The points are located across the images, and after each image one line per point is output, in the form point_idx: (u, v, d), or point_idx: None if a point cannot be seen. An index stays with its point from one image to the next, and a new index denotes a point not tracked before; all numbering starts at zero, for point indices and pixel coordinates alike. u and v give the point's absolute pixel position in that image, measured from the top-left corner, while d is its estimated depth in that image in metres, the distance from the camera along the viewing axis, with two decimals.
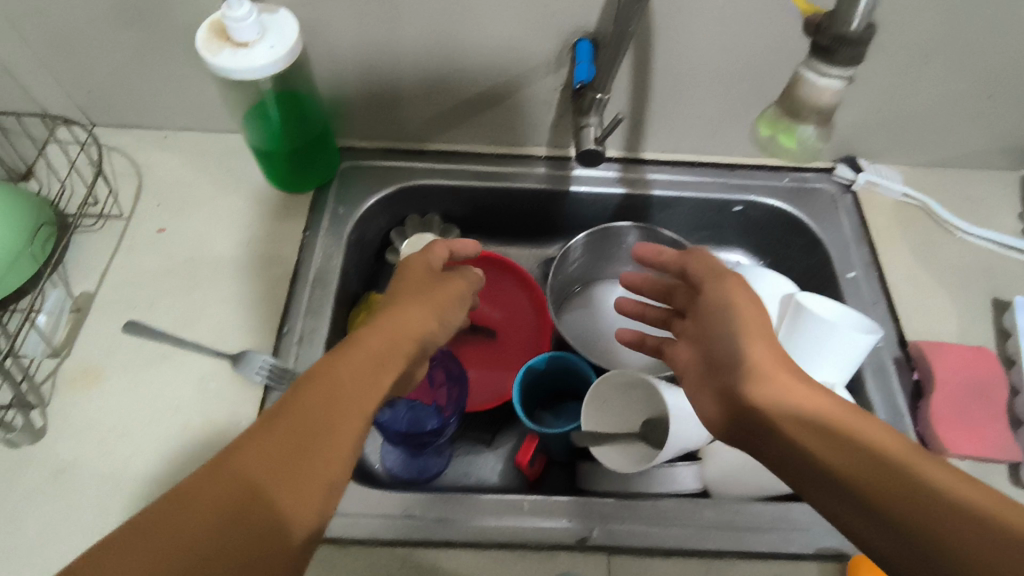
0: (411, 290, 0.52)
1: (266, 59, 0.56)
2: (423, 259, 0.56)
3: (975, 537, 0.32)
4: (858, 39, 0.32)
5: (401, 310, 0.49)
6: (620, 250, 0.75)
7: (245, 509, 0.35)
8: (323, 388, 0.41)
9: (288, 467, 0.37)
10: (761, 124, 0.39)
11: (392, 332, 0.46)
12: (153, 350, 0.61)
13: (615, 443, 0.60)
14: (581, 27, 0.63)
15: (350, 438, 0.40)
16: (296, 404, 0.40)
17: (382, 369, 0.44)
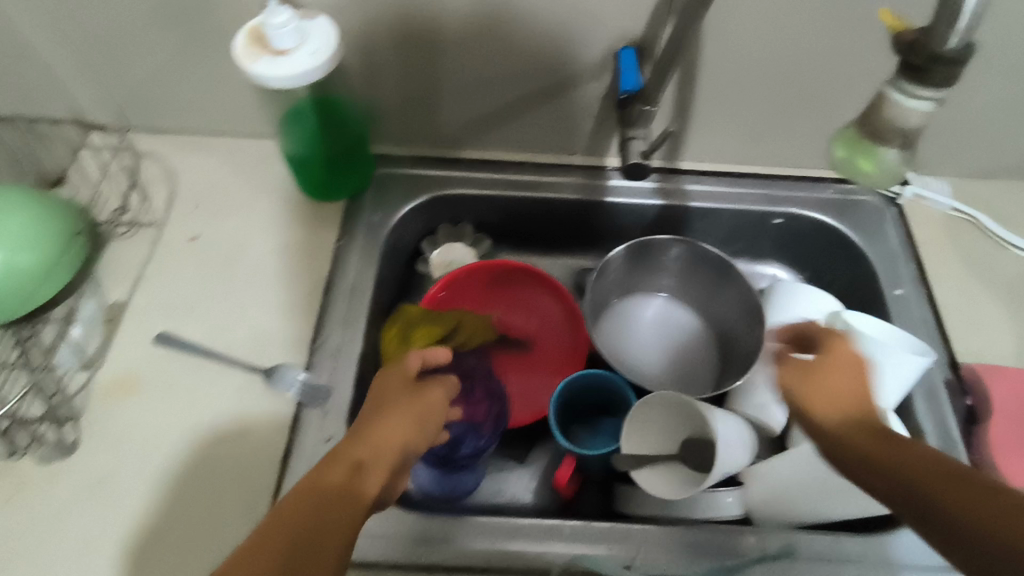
0: (391, 401, 0.49)
1: (305, 66, 0.54)
2: (399, 368, 0.52)
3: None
4: (954, 54, 0.30)
5: (382, 417, 0.47)
6: (660, 263, 0.73)
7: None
8: (313, 488, 0.41)
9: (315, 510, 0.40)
10: (838, 143, 0.36)
11: (374, 445, 0.45)
12: (185, 362, 0.59)
13: (653, 466, 0.58)
14: (626, 32, 0.62)
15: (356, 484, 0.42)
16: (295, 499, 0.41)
17: (373, 472, 0.44)
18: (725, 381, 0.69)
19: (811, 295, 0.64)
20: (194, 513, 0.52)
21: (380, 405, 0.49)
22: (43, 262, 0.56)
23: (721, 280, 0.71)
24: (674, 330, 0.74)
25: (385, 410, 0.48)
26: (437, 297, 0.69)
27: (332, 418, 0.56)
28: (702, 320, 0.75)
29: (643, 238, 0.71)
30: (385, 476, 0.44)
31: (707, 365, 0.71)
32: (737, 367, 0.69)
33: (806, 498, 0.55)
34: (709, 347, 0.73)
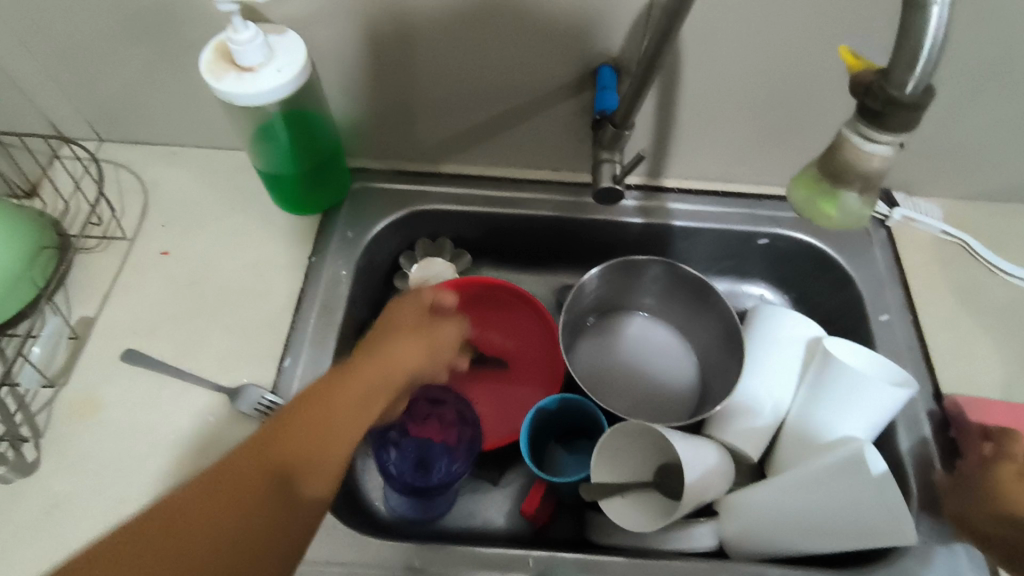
0: (406, 332, 0.51)
1: (271, 83, 0.54)
2: (416, 300, 0.55)
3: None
4: (906, 104, 0.29)
5: (394, 348, 0.49)
6: (640, 282, 0.71)
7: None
8: (290, 440, 0.41)
9: (308, 446, 0.42)
10: (799, 182, 0.35)
11: (388, 364, 0.48)
12: (151, 380, 0.59)
13: (625, 495, 0.56)
14: (603, 51, 0.60)
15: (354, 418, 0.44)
16: (262, 455, 0.41)
17: (370, 405, 0.46)
18: (704, 405, 0.68)
19: (791, 320, 0.63)
20: None
21: (395, 334, 0.51)
22: (3, 279, 0.56)
23: (700, 302, 0.69)
24: (654, 349, 0.73)
25: (398, 339, 0.50)
26: None
27: None
28: (684, 341, 0.73)
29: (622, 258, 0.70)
30: (390, 394, 0.48)
31: (687, 386, 0.70)
32: (716, 392, 0.67)
33: (782, 530, 0.54)
34: (689, 370, 0.71)
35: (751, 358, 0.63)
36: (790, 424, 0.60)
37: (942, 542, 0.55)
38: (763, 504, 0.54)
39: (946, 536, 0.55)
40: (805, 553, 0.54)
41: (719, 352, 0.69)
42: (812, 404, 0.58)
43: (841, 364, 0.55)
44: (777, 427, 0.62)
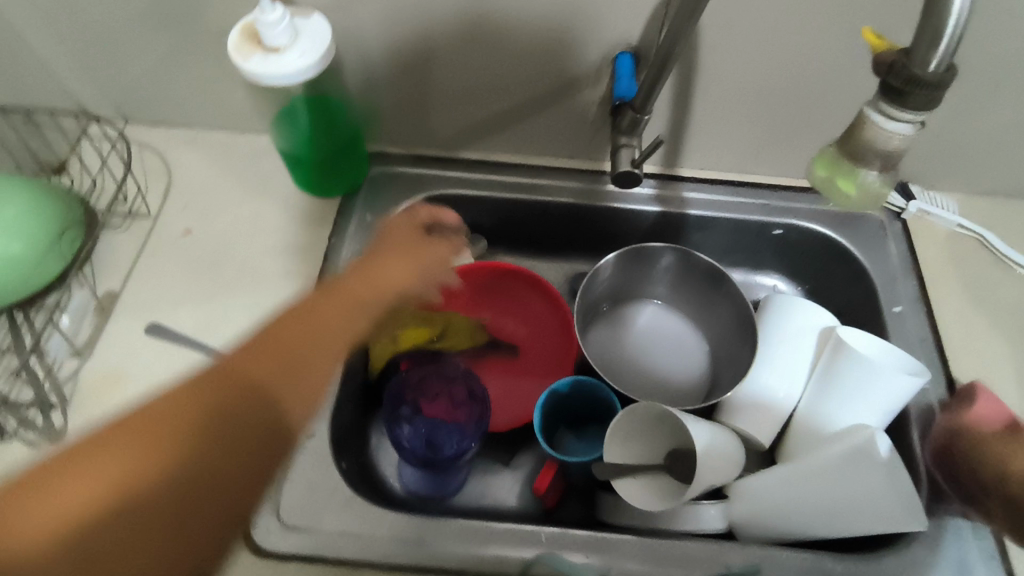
0: (396, 252, 0.55)
1: (297, 64, 0.55)
2: (408, 219, 0.59)
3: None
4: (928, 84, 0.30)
5: (383, 268, 0.53)
6: (652, 271, 0.72)
7: (177, 506, 0.37)
8: (251, 370, 0.43)
9: (274, 372, 0.44)
10: (818, 162, 0.36)
11: (373, 281, 0.52)
12: (174, 354, 0.60)
13: (637, 476, 0.57)
14: (623, 39, 0.61)
15: (331, 342, 0.47)
16: (238, 366, 0.43)
17: (346, 325, 0.49)
18: (714, 392, 0.68)
19: (804, 308, 0.63)
20: None
21: (387, 253, 0.55)
22: (34, 250, 0.57)
23: (712, 291, 0.70)
24: (665, 337, 0.73)
25: (389, 259, 0.54)
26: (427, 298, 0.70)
27: (314, 416, 0.57)
28: (696, 329, 0.74)
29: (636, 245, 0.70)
30: (377, 309, 0.51)
31: (697, 374, 0.71)
32: (727, 379, 0.68)
33: (791, 512, 0.54)
34: (701, 358, 0.72)
35: (764, 348, 0.64)
36: (801, 413, 0.61)
37: (952, 530, 0.55)
38: (773, 486, 0.55)
39: (957, 524, 0.55)
40: (813, 536, 0.55)
41: (731, 341, 0.69)
42: (822, 392, 0.58)
43: (852, 352, 0.56)
44: (788, 416, 0.62)
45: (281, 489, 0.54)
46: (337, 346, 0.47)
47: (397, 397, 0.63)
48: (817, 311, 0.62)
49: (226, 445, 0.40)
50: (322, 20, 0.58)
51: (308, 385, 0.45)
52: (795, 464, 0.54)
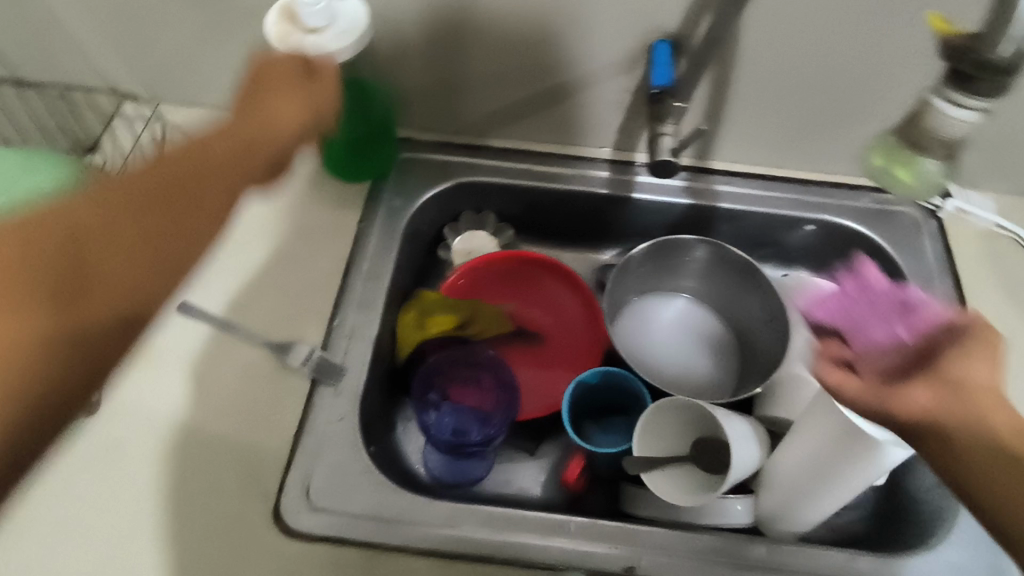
0: (281, 88, 0.51)
1: (337, 45, 0.55)
2: (290, 57, 0.52)
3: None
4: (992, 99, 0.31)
5: (277, 106, 0.50)
6: (684, 262, 0.71)
7: (63, 285, 0.34)
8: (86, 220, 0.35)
9: (140, 221, 0.37)
10: (875, 150, 0.36)
11: (262, 119, 0.49)
12: (207, 333, 0.61)
13: (665, 468, 0.57)
14: (660, 27, 0.60)
15: (222, 186, 0.42)
16: (109, 195, 0.37)
17: (225, 150, 0.45)
18: (744, 386, 0.68)
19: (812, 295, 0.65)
20: (204, 478, 0.54)
21: (270, 92, 0.50)
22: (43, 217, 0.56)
23: (744, 284, 0.69)
24: (693, 330, 0.73)
25: (277, 98, 0.50)
26: (456, 284, 0.71)
27: (342, 398, 0.57)
28: (724, 323, 0.73)
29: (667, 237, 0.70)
30: (264, 146, 0.48)
31: (727, 368, 0.70)
32: (756, 376, 0.67)
33: (810, 481, 0.54)
34: (729, 353, 0.71)
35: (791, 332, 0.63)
36: None
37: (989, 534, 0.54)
38: (787, 458, 0.56)
39: None
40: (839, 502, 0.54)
41: (762, 337, 0.68)
42: None
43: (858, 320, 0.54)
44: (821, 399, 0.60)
45: (310, 470, 0.54)
46: (238, 177, 0.44)
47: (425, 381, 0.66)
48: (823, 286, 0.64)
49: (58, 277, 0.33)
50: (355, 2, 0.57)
51: (189, 202, 0.40)
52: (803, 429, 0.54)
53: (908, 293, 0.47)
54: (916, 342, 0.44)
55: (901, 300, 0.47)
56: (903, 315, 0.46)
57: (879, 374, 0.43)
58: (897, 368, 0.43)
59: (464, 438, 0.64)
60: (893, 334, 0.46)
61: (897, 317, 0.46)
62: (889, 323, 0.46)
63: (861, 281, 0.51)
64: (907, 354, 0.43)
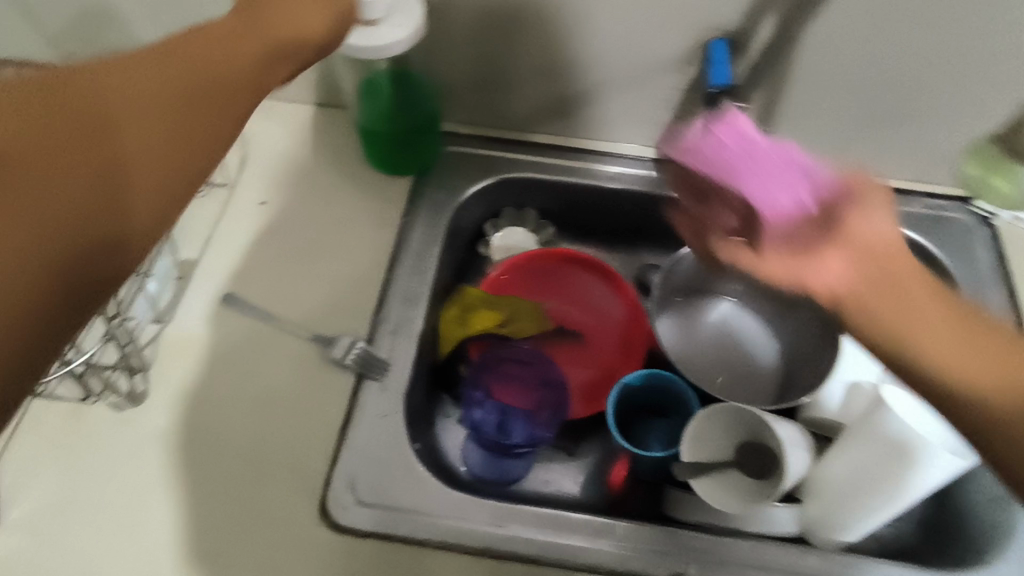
0: None
1: (393, 38, 0.54)
2: None
3: (983, 338, 0.39)
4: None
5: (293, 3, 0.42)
6: (735, 266, 0.70)
7: (82, 207, 0.30)
8: (73, 108, 0.31)
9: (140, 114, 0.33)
10: (973, 163, 0.54)
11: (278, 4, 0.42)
12: (250, 325, 0.60)
13: (714, 474, 0.56)
14: (719, 25, 0.59)
15: (235, 80, 0.38)
16: (92, 88, 0.32)
17: (219, 55, 0.38)
18: (787, 393, 0.67)
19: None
20: (249, 471, 0.54)
21: None
22: None
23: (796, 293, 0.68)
24: (739, 337, 0.71)
25: None
26: (499, 279, 0.71)
27: (389, 394, 0.57)
28: (771, 331, 0.71)
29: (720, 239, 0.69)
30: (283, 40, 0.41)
31: (772, 375, 0.69)
32: (802, 386, 0.66)
33: (859, 492, 0.53)
34: (774, 361, 0.69)
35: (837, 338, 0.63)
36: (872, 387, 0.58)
37: None
38: (834, 470, 0.55)
39: None
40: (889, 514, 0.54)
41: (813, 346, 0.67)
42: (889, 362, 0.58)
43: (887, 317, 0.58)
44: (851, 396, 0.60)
45: (355, 465, 0.54)
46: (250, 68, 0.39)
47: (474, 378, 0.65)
48: None
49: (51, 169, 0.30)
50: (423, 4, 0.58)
51: (169, 116, 0.34)
52: (851, 442, 0.54)
53: (794, 159, 0.48)
54: (814, 207, 0.45)
55: (796, 167, 0.48)
56: (806, 179, 0.47)
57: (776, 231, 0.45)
58: (796, 232, 0.44)
59: (509, 439, 0.63)
60: (795, 198, 0.46)
61: (790, 179, 0.47)
62: (784, 185, 0.47)
63: (736, 137, 0.50)
64: (807, 215, 0.45)
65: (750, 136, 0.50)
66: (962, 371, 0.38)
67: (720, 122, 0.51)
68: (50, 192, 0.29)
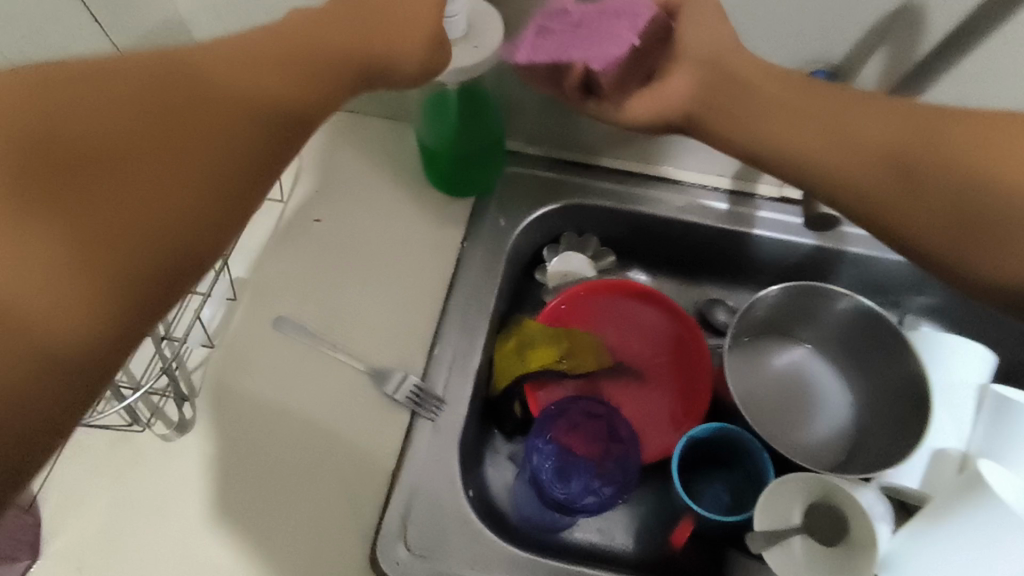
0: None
1: (471, 61, 0.50)
2: None
3: (819, 98, 0.44)
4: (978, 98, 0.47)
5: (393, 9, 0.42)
6: (825, 316, 0.65)
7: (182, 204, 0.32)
8: (179, 105, 0.33)
9: (234, 111, 0.35)
10: None
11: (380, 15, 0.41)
12: (302, 352, 0.58)
13: (789, 546, 0.51)
14: (823, 58, 0.54)
15: (321, 90, 0.39)
16: (198, 84, 0.34)
17: (311, 67, 0.38)
18: (853, 459, 0.62)
19: (951, 362, 0.58)
20: (295, 509, 0.52)
21: None
22: None
23: (887, 356, 0.62)
24: (809, 387, 0.67)
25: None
26: (557, 309, 0.67)
27: (444, 436, 0.55)
28: (843, 382, 0.66)
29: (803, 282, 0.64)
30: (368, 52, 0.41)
31: (840, 436, 0.64)
32: (878, 447, 0.61)
33: None
34: (846, 416, 0.65)
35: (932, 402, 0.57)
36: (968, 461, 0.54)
37: None
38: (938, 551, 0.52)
39: None
40: None
41: (893, 412, 0.61)
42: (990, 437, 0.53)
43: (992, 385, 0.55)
44: (933, 466, 0.56)
45: (408, 510, 0.52)
46: (334, 75, 0.39)
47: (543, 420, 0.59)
48: (957, 363, 0.58)
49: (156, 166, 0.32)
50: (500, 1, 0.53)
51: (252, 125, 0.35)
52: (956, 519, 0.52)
53: (607, 8, 0.47)
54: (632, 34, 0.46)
55: (609, 14, 0.47)
56: (622, 20, 0.47)
57: (615, 79, 0.48)
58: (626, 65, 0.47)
59: (568, 492, 0.57)
60: (623, 46, 0.46)
61: (613, 26, 0.47)
62: (613, 41, 0.46)
63: (565, 24, 0.48)
64: (634, 55, 0.47)
65: (563, 11, 0.48)
66: (823, 150, 0.43)
67: (551, 16, 0.48)
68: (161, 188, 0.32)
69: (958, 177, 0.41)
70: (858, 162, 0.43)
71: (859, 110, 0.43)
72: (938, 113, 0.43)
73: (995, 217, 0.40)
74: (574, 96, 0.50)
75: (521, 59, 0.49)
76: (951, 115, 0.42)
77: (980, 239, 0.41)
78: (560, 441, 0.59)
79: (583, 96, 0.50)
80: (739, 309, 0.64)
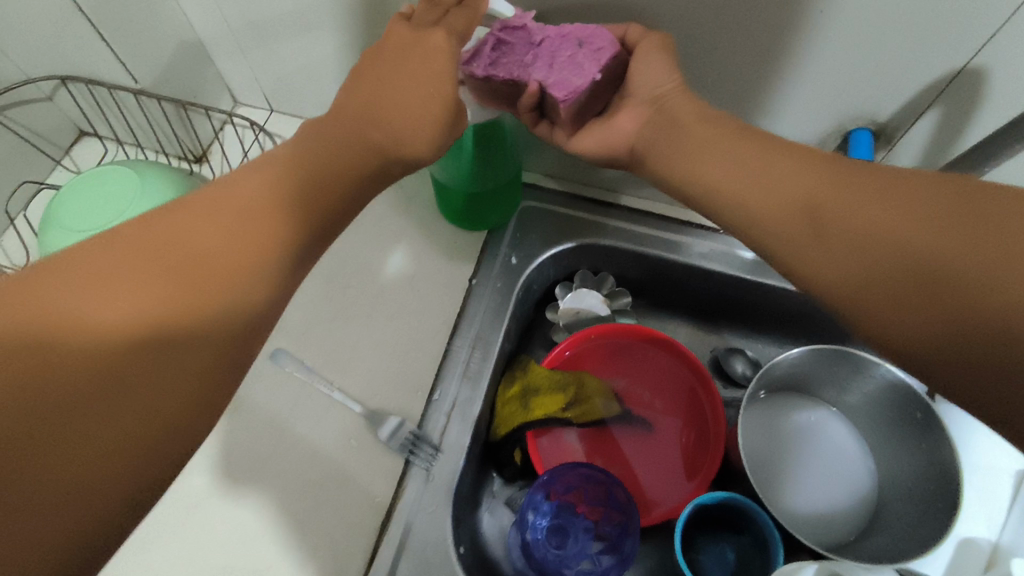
0: (408, 58, 0.44)
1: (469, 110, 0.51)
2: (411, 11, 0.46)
3: (778, 155, 0.42)
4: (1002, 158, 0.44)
5: (406, 84, 0.43)
6: (855, 380, 0.60)
7: (163, 337, 0.32)
8: (216, 208, 0.37)
9: (247, 221, 0.37)
10: None
11: (390, 79, 0.44)
12: (299, 388, 0.58)
13: None
14: (866, 115, 0.51)
15: (355, 165, 0.42)
16: (242, 183, 0.39)
17: (328, 144, 0.42)
18: (869, 536, 0.57)
19: (983, 446, 0.56)
20: (279, 553, 0.51)
21: (400, 58, 0.44)
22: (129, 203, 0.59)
23: (918, 434, 0.57)
24: (832, 457, 0.62)
25: (413, 68, 0.43)
26: (563, 354, 0.63)
27: (435, 487, 0.53)
28: (868, 457, 0.62)
29: (837, 344, 0.60)
30: (360, 116, 0.44)
31: (858, 509, 0.59)
32: (893, 533, 0.56)
33: None
34: (866, 495, 0.60)
35: (945, 476, 0.54)
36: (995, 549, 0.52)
37: None
38: None
39: None
40: None
41: (919, 494, 0.56)
42: None
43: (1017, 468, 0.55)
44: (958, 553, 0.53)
45: (395, 565, 0.50)
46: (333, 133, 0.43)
47: (545, 478, 0.56)
48: (986, 447, 0.56)
49: (212, 263, 0.35)
50: (538, 19, 0.50)
51: (235, 265, 0.36)
52: None
53: (571, 35, 0.46)
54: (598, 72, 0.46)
55: (571, 40, 0.46)
56: (583, 49, 0.46)
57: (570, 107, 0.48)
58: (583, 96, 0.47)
59: (563, 554, 0.55)
60: (585, 77, 0.46)
61: (579, 61, 0.46)
62: (575, 71, 0.46)
63: (521, 41, 0.47)
64: (595, 83, 0.48)
65: (522, 28, 0.46)
66: (765, 203, 0.41)
67: (505, 29, 0.47)
68: (181, 349, 0.33)
69: (925, 244, 0.34)
70: (771, 203, 0.41)
71: (814, 171, 0.40)
72: (924, 174, 0.37)
73: (954, 292, 0.33)
74: (528, 117, 0.52)
75: (478, 74, 0.47)
76: (932, 179, 0.36)
77: (921, 325, 0.34)
78: (560, 499, 0.57)
79: (535, 118, 0.52)
80: (762, 368, 0.60)
